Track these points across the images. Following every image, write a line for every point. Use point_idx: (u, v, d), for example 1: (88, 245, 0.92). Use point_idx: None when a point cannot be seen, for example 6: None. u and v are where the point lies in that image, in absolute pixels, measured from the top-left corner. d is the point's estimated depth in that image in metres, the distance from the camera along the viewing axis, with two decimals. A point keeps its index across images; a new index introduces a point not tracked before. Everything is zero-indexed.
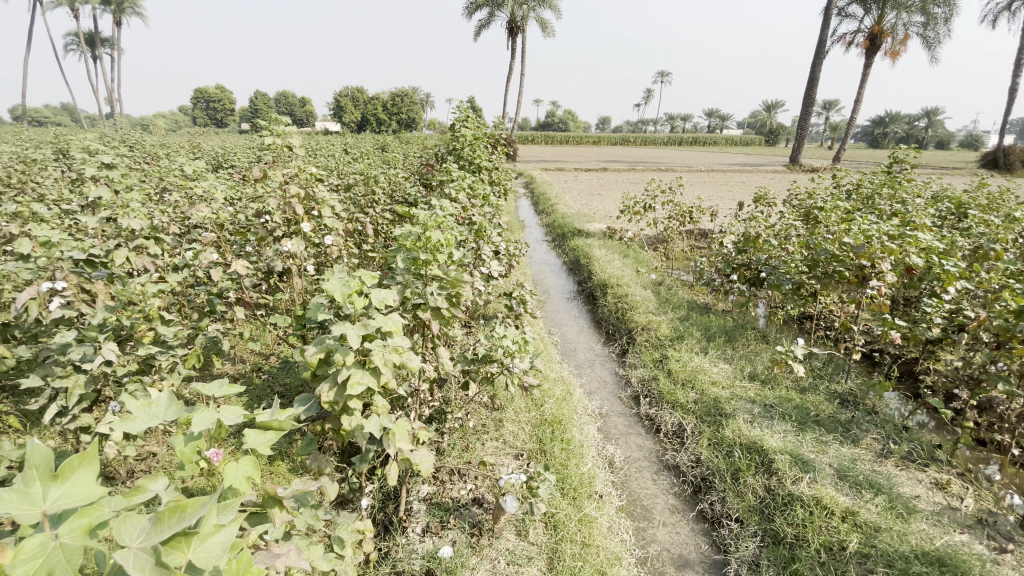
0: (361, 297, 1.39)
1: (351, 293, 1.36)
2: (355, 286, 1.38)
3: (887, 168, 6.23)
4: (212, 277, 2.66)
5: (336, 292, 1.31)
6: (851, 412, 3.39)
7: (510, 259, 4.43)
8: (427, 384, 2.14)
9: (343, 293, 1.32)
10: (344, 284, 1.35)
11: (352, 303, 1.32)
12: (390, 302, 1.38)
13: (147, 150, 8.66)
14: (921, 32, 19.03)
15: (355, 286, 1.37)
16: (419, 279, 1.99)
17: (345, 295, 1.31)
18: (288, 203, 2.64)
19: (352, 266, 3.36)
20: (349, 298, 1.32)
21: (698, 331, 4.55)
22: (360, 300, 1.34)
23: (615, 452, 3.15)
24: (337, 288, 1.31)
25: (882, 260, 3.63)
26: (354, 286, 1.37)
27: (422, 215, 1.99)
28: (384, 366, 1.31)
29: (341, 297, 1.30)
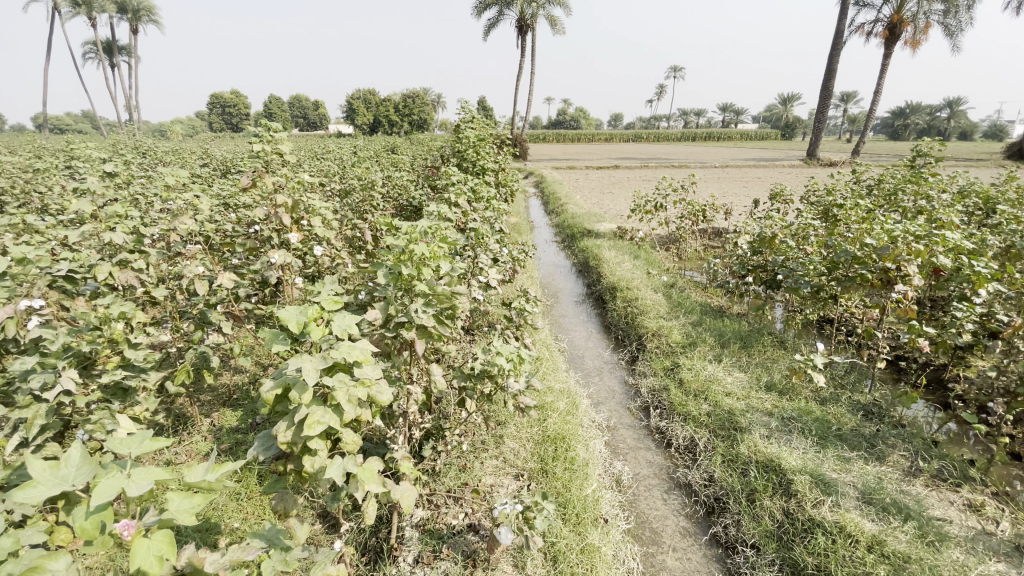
0: (322, 325, 1.27)
1: (309, 321, 1.23)
2: (317, 313, 1.26)
3: (910, 163, 5.95)
4: (198, 290, 2.55)
5: (291, 320, 1.19)
6: (876, 426, 3.18)
7: (514, 265, 4.28)
8: (416, 405, 2.00)
9: (301, 322, 1.19)
10: (302, 312, 1.23)
11: (310, 333, 1.19)
12: (356, 330, 1.25)
13: (157, 156, 8.68)
14: (942, 20, 18.46)
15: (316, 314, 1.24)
16: (405, 295, 1.85)
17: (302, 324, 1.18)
18: (274, 213, 2.53)
19: (347, 276, 3.23)
20: (308, 327, 1.20)
21: (712, 337, 4.35)
22: (320, 330, 1.21)
23: (623, 469, 2.98)
24: (294, 317, 1.19)
25: (908, 262, 3.41)
26: (314, 313, 1.25)
27: (405, 227, 1.85)
28: (347, 402, 1.17)
29: (296, 327, 1.18)
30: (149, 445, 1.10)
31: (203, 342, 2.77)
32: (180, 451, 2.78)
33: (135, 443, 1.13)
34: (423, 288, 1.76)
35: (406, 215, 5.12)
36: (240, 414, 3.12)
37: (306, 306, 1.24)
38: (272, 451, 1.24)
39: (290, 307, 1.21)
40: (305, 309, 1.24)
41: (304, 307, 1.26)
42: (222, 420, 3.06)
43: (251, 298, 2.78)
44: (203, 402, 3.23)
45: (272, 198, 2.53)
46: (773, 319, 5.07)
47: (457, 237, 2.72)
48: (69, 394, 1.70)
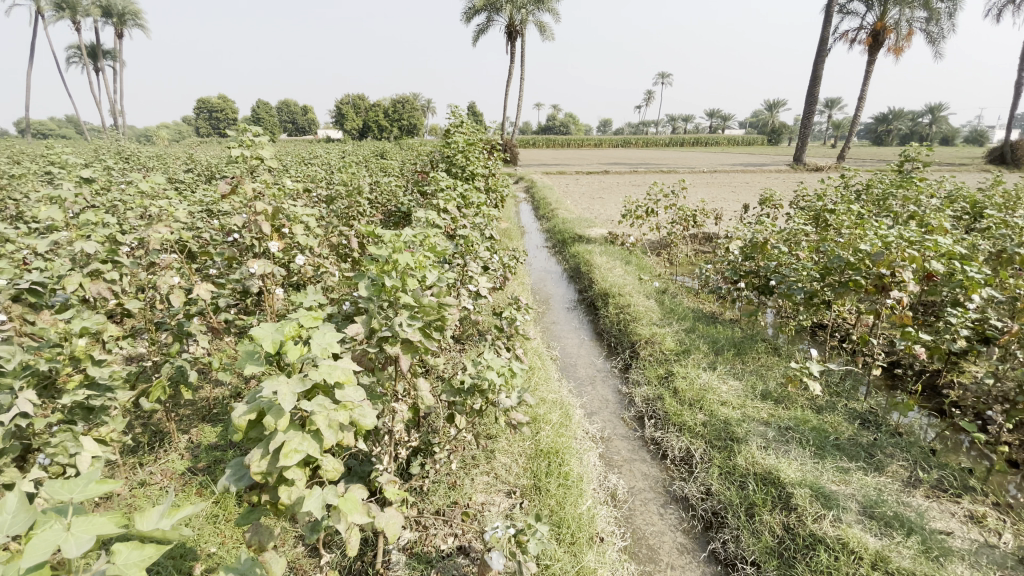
0: (300, 344, 1.16)
1: (285, 339, 1.13)
2: (293, 330, 1.15)
3: (898, 167, 5.97)
4: (173, 302, 2.43)
5: (265, 339, 1.08)
6: (873, 435, 3.14)
7: (504, 271, 4.20)
8: (403, 423, 1.91)
9: (275, 341, 1.09)
10: (278, 330, 1.13)
11: (286, 352, 1.08)
12: (337, 349, 1.15)
13: (139, 162, 8.50)
14: (924, 27, 18.77)
15: (294, 332, 1.14)
16: (390, 308, 1.75)
17: (277, 342, 1.08)
18: (253, 221, 2.42)
19: (332, 285, 3.12)
20: (283, 346, 1.09)
21: (705, 344, 4.30)
22: (298, 348, 1.10)
23: (618, 483, 2.90)
24: (268, 335, 1.08)
25: (903, 268, 3.38)
26: (291, 331, 1.14)
27: (389, 235, 1.76)
28: (328, 428, 1.07)
29: (271, 346, 1.08)
30: (98, 488, 1.03)
31: (180, 355, 2.65)
32: (156, 471, 2.66)
33: (77, 486, 1.02)
34: (409, 300, 1.66)
35: (394, 221, 5.02)
36: (220, 430, 3.00)
37: (282, 322, 1.14)
38: (245, 481, 1.14)
39: (264, 324, 1.11)
40: (282, 326, 1.14)
41: (280, 324, 1.16)
42: (201, 436, 2.94)
43: (230, 309, 2.67)
44: (182, 418, 3.11)
45: (251, 205, 2.41)
46: (766, 325, 5.03)
47: (445, 245, 2.62)
48: (27, 416, 1.58)
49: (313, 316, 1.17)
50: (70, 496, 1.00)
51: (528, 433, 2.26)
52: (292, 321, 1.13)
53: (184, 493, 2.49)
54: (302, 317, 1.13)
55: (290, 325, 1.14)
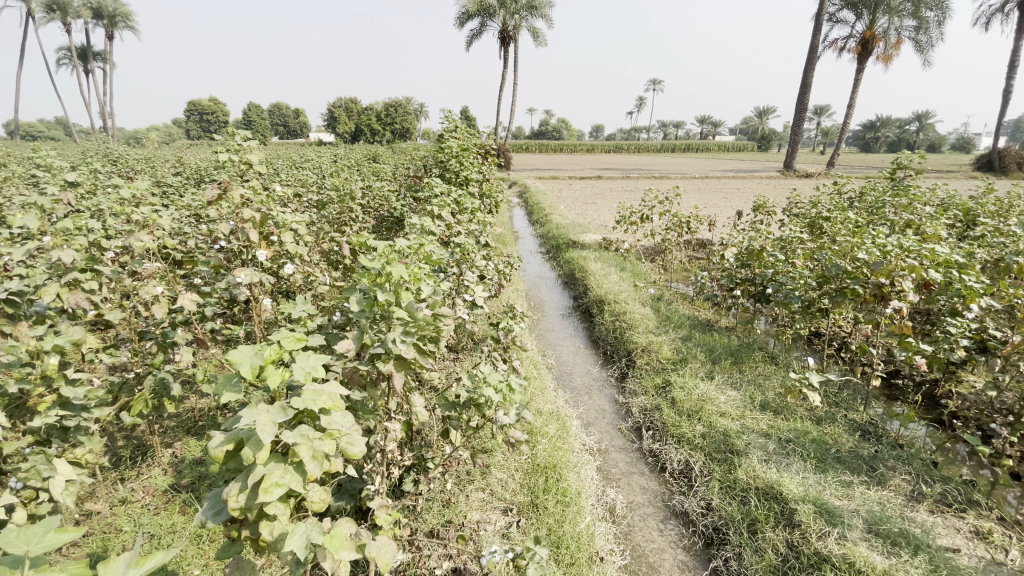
0: (283, 367, 1.08)
1: (266, 363, 1.05)
2: (274, 353, 1.07)
3: (892, 175, 5.97)
4: (156, 313, 2.33)
5: (244, 364, 1.00)
6: (874, 447, 3.10)
7: (499, 279, 4.12)
8: (396, 441, 1.82)
9: (254, 366, 1.01)
10: (258, 353, 1.05)
11: (266, 378, 1.00)
12: (322, 373, 1.08)
13: (126, 164, 8.33)
14: (913, 36, 19.03)
15: (275, 355, 1.06)
16: (383, 322, 1.67)
17: (257, 368, 1.00)
18: (240, 229, 2.33)
19: (322, 294, 3.03)
20: (264, 371, 1.01)
21: (702, 353, 4.24)
22: (279, 374, 1.02)
23: (617, 498, 2.83)
24: (247, 360, 1.00)
25: (903, 277, 3.34)
26: (272, 354, 1.07)
27: (382, 246, 1.68)
28: (311, 459, 1.00)
29: (250, 372, 1.00)
30: (61, 536, 0.92)
31: (163, 368, 2.54)
32: (138, 488, 2.56)
33: (34, 536, 0.90)
34: (403, 314, 1.58)
35: (386, 227, 4.93)
36: (206, 444, 2.90)
37: (263, 345, 1.06)
38: (223, 516, 1.06)
39: (242, 347, 1.03)
40: (263, 348, 1.06)
41: (260, 346, 1.08)
42: (185, 450, 2.84)
43: (216, 320, 2.57)
44: (166, 430, 3.00)
45: (239, 212, 2.32)
46: (762, 333, 5.00)
47: (439, 254, 2.55)
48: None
49: (296, 338, 1.10)
50: (26, 547, 0.87)
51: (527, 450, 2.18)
52: (274, 344, 1.05)
53: (167, 512, 2.40)
54: (285, 340, 1.06)
55: (271, 348, 1.06)
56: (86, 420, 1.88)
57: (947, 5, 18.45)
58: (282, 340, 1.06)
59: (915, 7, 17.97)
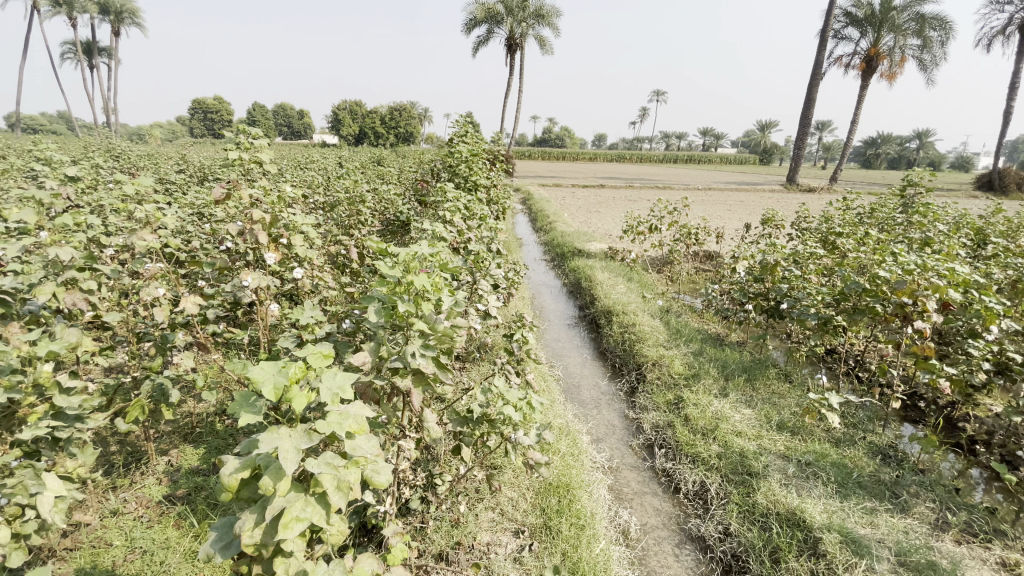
0: (305, 387, 0.96)
1: (290, 383, 0.92)
2: (299, 371, 0.95)
3: (904, 192, 5.90)
4: (157, 316, 2.23)
5: (265, 383, 0.87)
6: (896, 472, 2.99)
7: (508, 288, 4.02)
8: (410, 460, 1.71)
9: (278, 386, 0.88)
10: (282, 371, 0.92)
11: (289, 400, 0.88)
12: (350, 394, 0.97)
13: (128, 160, 8.22)
14: (917, 54, 19.11)
15: (299, 374, 0.94)
16: (402, 335, 1.56)
17: (281, 388, 0.87)
18: (248, 230, 2.18)
19: (329, 299, 2.91)
20: (287, 391, 0.89)
21: (715, 369, 4.14)
22: (304, 395, 0.90)
23: (630, 520, 2.71)
24: (270, 379, 0.88)
25: (927, 297, 3.20)
26: (297, 371, 0.95)
27: (402, 254, 1.57)
28: (336, 491, 0.90)
29: (272, 393, 0.87)
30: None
31: (162, 373, 2.42)
32: (130, 498, 2.45)
33: None
34: (423, 327, 1.47)
35: (393, 230, 4.83)
36: (203, 452, 2.79)
37: (287, 362, 0.93)
38: (233, 550, 0.96)
39: (265, 363, 0.90)
40: (286, 365, 0.93)
41: (284, 363, 0.95)
42: (181, 459, 2.73)
43: (221, 325, 2.47)
44: (162, 436, 2.89)
45: (247, 212, 2.20)
46: (773, 349, 4.89)
47: (454, 262, 2.44)
48: None
49: (324, 353, 0.97)
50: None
51: (544, 471, 2.06)
52: (300, 361, 0.93)
53: (160, 526, 2.29)
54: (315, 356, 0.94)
55: (296, 365, 0.94)
56: (79, 428, 1.77)
57: (951, 25, 18.53)
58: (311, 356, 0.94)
59: (919, 26, 18.05)
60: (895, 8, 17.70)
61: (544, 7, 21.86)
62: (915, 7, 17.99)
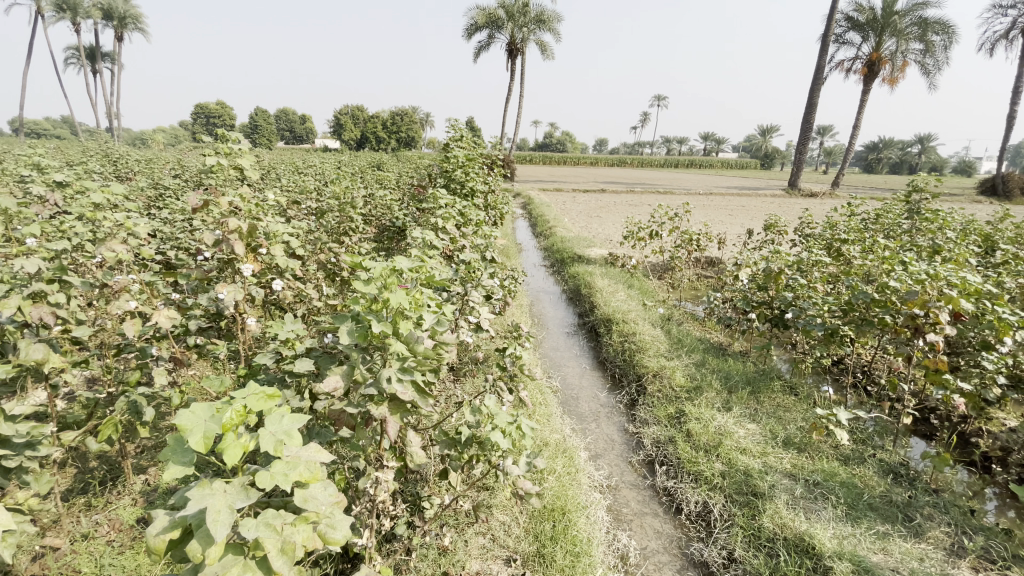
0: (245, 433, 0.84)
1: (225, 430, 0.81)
2: (237, 415, 0.84)
3: (909, 198, 5.77)
4: (128, 331, 2.11)
5: (194, 432, 0.76)
6: (908, 492, 2.85)
7: (504, 297, 3.89)
8: (389, 491, 1.59)
9: (209, 435, 0.77)
10: (216, 417, 0.80)
11: (221, 452, 0.77)
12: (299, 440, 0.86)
13: (124, 165, 8.14)
14: (920, 58, 19.03)
15: (236, 419, 0.83)
16: (380, 357, 1.44)
17: (213, 439, 0.76)
18: (224, 240, 2.06)
19: (315, 311, 2.79)
20: (220, 441, 0.77)
21: (718, 381, 4.00)
22: (240, 445, 0.79)
23: (629, 543, 2.57)
24: (199, 427, 0.77)
25: (939, 308, 3.07)
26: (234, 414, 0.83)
27: (379, 268, 1.44)
28: (279, 555, 0.80)
29: (202, 445, 0.76)
30: None
31: (135, 390, 2.30)
32: (103, 521, 2.33)
33: None
34: (401, 350, 1.35)
35: (388, 237, 4.72)
36: None
37: (222, 406, 0.82)
38: None
39: (195, 408, 0.79)
40: (220, 409, 0.82)
41: (219, 405, 0.83)
42: (159, 477, 2.61)
43: (200, 339, 2.34)
44: (140, 452, 2.77)
45: (223, 221, 2.08)
46: (778, 359, 4.76)
47: (443, 273, 2.31)
48: None
49: (268, 394, 0.86)
50: None
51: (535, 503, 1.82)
52: (237, 405, 0.82)
53: (131, 552, 2.17)
54: (257, 399, 0.83)
55: (233, 408, 0.83)
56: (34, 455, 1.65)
57: (953, 29, 18.44)
58: (252, 399, 0.83)
59: (921, 31, 17.96)
60: (897, 13, 17.62)
61: (545, 12, 21.83)
62: (917, 12, 17.92)
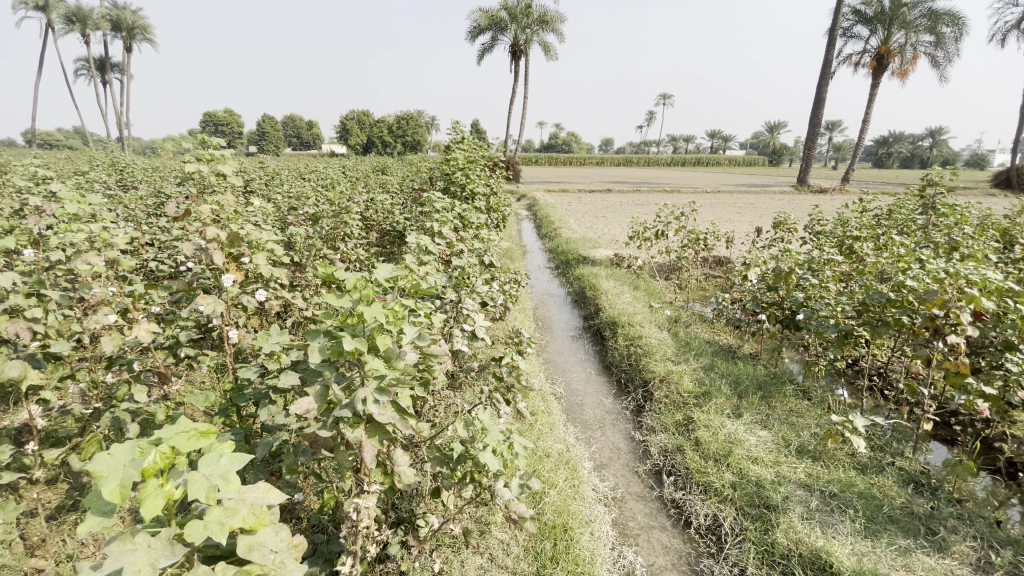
0: (173, 480, 0.82)
1: (146, 476, 0.80)
2: (161, 459, 0.83)
3: (923, 193, 5.59)
4: (106, 347, 2.02)
5: (109, 480, 0.74)
6: (930, 503, 2.70)
7: (505, 303, 3.77)
8: (373, 516, 1.49)
9: (126, 482, 0.75)
10: (136, 461, 0.80)
11: (139, 500, 0.75)
12: (236, 483, 0.84)
13: (126, 173, 8.14)
14: (929, 51, 18.73)
15: (162, 462, 0.82)
16: (358, 375, 1.33)
17: (127, 486, 0.74)
18: (204, 250, 1.97)
19: (305, 322, 2.68)
20: (139, 489, 0.76)
21: (727, 386, 3.86)
22: (162, 492, 0.78)
23: (636, 560, 2.45)
24: (117, 473, 0.76)
25: (960, 309, 2.91)
26: (161, 457, 0.83)
27: (355, 279, 1.34)
28: None
29: (115, 494, 0.74)
30: None
31: (118, 407, 2.22)
32: (89, 541, 2.25)
33: None
34: (378, 367, 1.25)
35: (388, 243, 4.62)
36: None
37: (147, 449, 0.82)
38: None
39: (115, 452, 0.79)
40: (145, 453, 0.82)
41: (142, 451, 0.83)
42: None
43: (185, 351, 2.26)
44: None
45: (203, 231, 1.98)
46: (789, 362, 4.60)
47: (435, 280, 2.21)
48: None
49: (199, 434, 0.86)
50: None
51: (533, 527, 1.70)
52: (162, 449, 0.82)
53: None
54: (187, 441, 0.83)
55: (160, 451, 0.83)
56: None
57: (964, 21, 18.11)
58: (180, 441, 0.83)
59: (931, 23, 17.64)
60: (906, 5, 17.32)
61: (549, 13, 21.75)
62: (926, 4, 17.61)
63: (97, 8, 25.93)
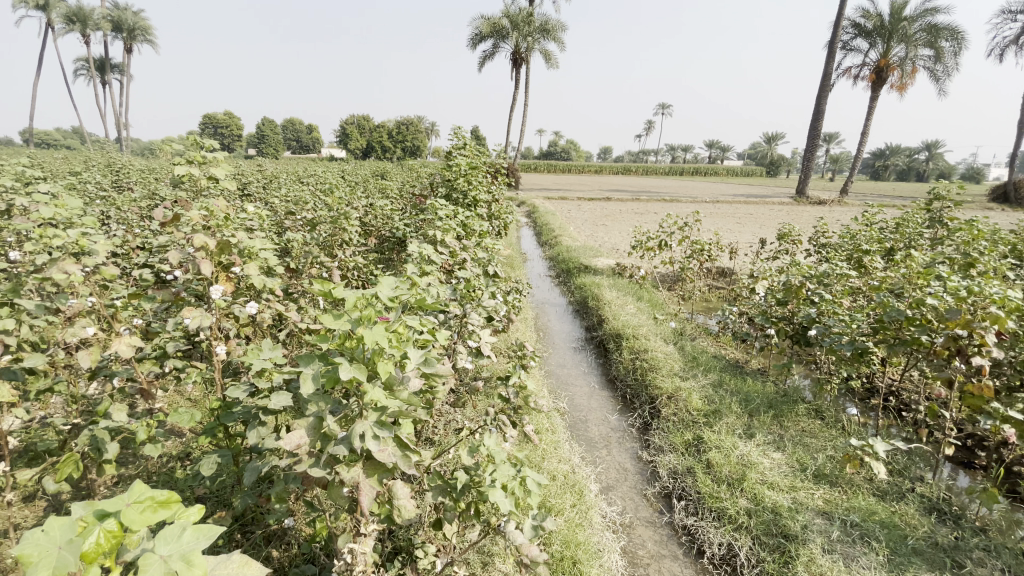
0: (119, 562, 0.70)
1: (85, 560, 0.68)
2: (106, 537, 0.71)
3: (933, 207, 5.48)
4: (83, 362, 1.88)
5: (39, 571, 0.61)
6: (954, 534, 2.57)
7: (507, 315, 3.62)
8: (368, 558, 1.35)
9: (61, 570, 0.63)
10: (73, 544, 0.68)
11: None
12: (198, 562, 0.71)
13: (120, 173, 7.97)
14: (928, 64, 18.78)
15: (107, 542, 0.71)
16: (356, 405, 1.19)
17: None
18: (191, 259, 1.83)
19: (299, 334, 2.54)
20: None
21: (737, 404, 3.72)
22: None
23: None
24: (50, 562, 0.63)
25: (985, 329, 2.78)
26: (107, 536, 0.71)
27: (354, 299, 1.20)
28: None
29: None
30: None
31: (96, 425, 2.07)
32: None
33: None
34: (378, 399, 1.12)
35: (387, 250, 4.47)
36: None
37: (90, 528, 0.70)
38: None
39: (50, 533, 0.67)
40: (87, 533, 0.70)
41: (83, 530, 0.71)
42: None
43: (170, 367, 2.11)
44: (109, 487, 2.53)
45: (190, 238, 1.84)
46: (799, 378, 4.46)
47: (438, 294, 2.06)
48: None
49: (156, 505, 0.74)
50: None
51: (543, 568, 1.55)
52: (107, 528, 0.70)
53: None
54: (138, 515, 0.71)
55: (105, 530, 0.71)
56: None
57: (963, 35, 18.17)
58: (131, 516, 0.71)
59: (931, 37, 17.67)
60: (905, 19, 17.36)
61: (551, 21, 21.78)
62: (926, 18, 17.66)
63: (97, 9, 25.78)
